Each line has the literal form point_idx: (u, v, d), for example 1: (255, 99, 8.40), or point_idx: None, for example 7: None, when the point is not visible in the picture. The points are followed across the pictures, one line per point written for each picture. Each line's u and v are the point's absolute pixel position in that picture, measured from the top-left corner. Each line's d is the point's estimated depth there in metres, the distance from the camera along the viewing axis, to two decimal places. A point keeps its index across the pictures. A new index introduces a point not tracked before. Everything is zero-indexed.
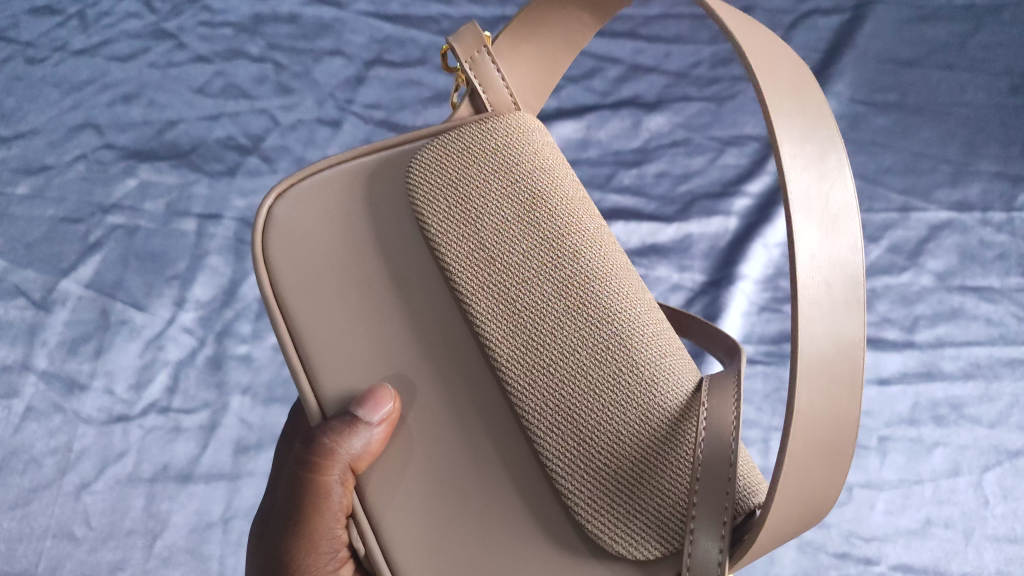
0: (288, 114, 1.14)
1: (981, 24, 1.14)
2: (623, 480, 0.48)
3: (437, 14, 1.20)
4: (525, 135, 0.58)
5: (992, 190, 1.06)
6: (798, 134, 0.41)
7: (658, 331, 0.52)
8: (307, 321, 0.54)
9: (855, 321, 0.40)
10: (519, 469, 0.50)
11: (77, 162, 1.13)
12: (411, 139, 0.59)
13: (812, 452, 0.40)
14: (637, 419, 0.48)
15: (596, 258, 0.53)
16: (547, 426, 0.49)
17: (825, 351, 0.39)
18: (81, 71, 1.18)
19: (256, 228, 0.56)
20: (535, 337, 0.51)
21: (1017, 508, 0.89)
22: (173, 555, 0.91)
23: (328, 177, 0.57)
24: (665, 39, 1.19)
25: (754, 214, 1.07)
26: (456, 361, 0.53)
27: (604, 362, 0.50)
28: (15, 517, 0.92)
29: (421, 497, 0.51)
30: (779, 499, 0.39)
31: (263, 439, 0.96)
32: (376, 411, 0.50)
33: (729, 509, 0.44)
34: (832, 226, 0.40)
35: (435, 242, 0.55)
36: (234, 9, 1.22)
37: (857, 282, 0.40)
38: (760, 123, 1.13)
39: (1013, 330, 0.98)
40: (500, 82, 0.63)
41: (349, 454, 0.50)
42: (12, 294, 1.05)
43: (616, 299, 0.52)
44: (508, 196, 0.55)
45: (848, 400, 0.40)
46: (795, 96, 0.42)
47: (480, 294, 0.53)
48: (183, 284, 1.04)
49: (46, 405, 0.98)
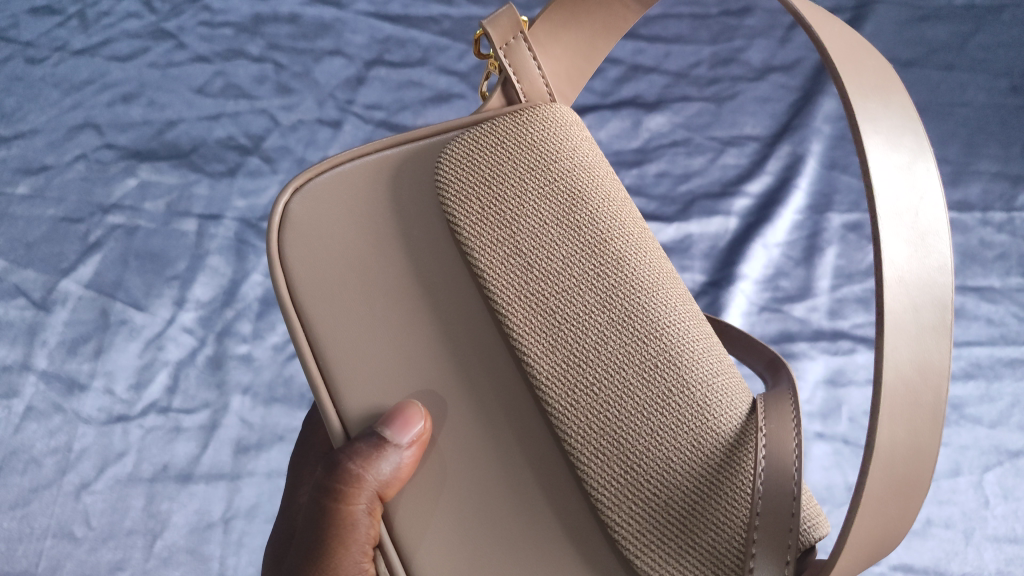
0: (289, 114, 1.14)
1: (981, 24, 1.14)
2: (674, 511, 0.46)
3: (437, 14, 1.20)
4: (563, 137, 0.56)
5: (992, 191, 1.07)
6: (885, 143, 0.40)
7: (707, 347, 0.51)
8: (329, 333, 0.53)
9: (943, 349, 0.38)
10: (559, 494, 0.49)
11: (77, 162, 1.13)
12: (442, 131, 0.58)
13: (889, 490, 0.38)
14: (688, 445, 0.47)
15: (642, 270, 0.52)
16: (593, 451, 0.47)
17: (908, 378, 0.38)
18: (81, 71, 1.18)
19: (272, 225, 0.54)
20: (578, 351, 0.49)
21: (1017, 508, 0.89)
22: (173, 555, 0.91)
23: (349, 179, 0.56)
24: (665, 39, 1.19)
25: (754, 214, 1.07)
26: (489, 373, 0.52)
27: (652, 381, 0.48)
28: (16, 517, 0.92)
29: (458, 524, 0.49)
30: (851, 543, 0.38)
31: (263, 438, 0.96)
32: (405, 432, 0.48)
33: (792, 548, 0.43)
34: (921, 249, 0.39)
35: (467, 245, 0.53)
36: (234, 8, 1.22)
37: (945, 306, 0.38)
38: (760, 123, 1.13)
39: (1014, 330, 0.98)
40: (535, 70, 0.62)
41: (378, 480, 0.49)
42: (12, 294, 1.04)
43: (663, 314, 0.50)
44: (548, 200, 0.53)
45: (929, 434, 0.38)
46: (884, 108, 0.42)
47: (519, 305, 0.51)
48: (183, 284, 1.04)
49: (46, 405, 0.98)
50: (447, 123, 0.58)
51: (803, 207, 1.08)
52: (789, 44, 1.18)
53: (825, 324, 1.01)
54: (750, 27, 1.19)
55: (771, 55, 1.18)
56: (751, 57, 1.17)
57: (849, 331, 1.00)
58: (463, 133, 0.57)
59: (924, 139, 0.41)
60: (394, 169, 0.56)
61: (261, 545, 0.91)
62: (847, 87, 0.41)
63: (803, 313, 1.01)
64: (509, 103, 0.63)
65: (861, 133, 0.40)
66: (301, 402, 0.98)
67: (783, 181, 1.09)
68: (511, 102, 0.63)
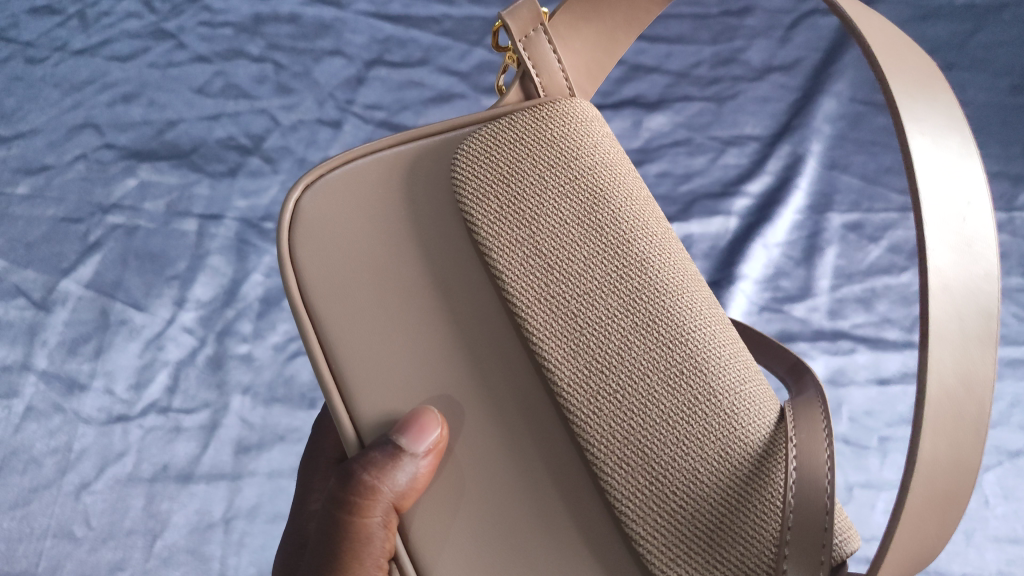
0: (289, 114, 1.14)
1: (981, 24, 1.14)
2: (703, 524, 0.46)
3: (437, 14, 1.20)
4: (584, 135, 0.56)
5: (992, 191, 1.07)
6: (930, 142, 0.40)
7: (734, 352, 0.51)
8: (341, 336, 0.53)
9: (988, 359, 0.38)
10: (580, 502, 0.49)
11: (77, 162, 1.13)
12: (458, 127, 0.58)
13: (930, 504, 0.38)
14: (716, 455, 0.47)
15: (666, 274, 0.52)
16: (618, 460, 0.47)
17: (953, 389, 0.37)
18: (82, 71, 1.18)
19: (282, 224, 0.54)
20: (602, 357, 0.49)
21: (1018, 508, 0.89)
22: (173, 555, 0.91)
23: (362, 177, 0.56)
24: (666, 39, 1.19)
25: (754, 214, 1.08)
26: (508, 379, 0.52)
27: (679, 387, 0.48)
28: (16, 517, 0.92)
29: (477, 533, 0.49)
30: (891, 558, 0.38)
31: (264, 438, 0.96)
32: (421, 441, 0.48)
33: (825, 563, 0.44)
34: (966, 260, 0.39)
35: (486, 247, 0.53)
36: (234, 8, 1.22)
37: (991, 314, 0.38)
38: (760, 123, 1.13)
39: (1014, 330, 0.99)
40: (555, 65, 0.62)
41: (394, 491, 0.49)
42: (12, 294, 1.04)
43: (688, 319, 0.50)
44: (570, 201, 0.53)
45: (972, 447, 0.38)
46: (929, 108, 0.42)
47: (541, 309, 0.51)
48: (183, 284, 1.04)
49: (46, 405, 0.98)
50: (462, 118, 0.58)
51: (803, 207, 1.08)
52: (789, 44, 1.18)
53: (825, 324, 1.01)
54: (751, 28, 1.19)
55: (771, 54, 1.18)
56: (751, 57, 1.17)
57: (849, 331, 1.00)
58: (479, 129, 0.57)
59: (969, 140, 0.42)
60: (410, 166, 0.56)
61: (262, 545, 0.91)
62: (891, 86, 0.42)
63: (803, 313, 1.02)
64: (527, 97, 0.62)
65: (905, 133, 0.40)
66: (302, 402, 0.98)
67: (783, 181, 1.09)
68: (529, 96, 0.62)
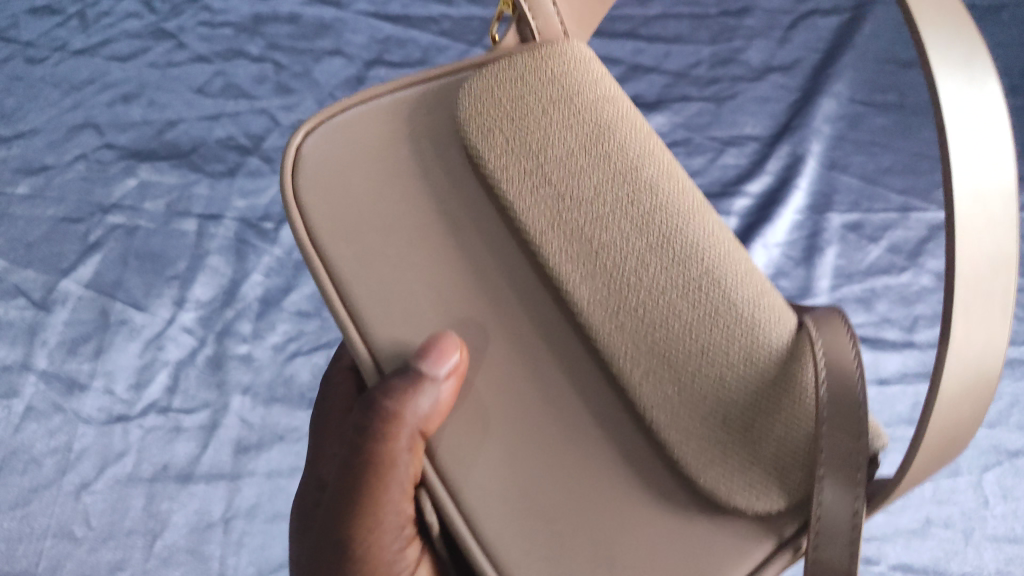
0: (288, 114, 1.14)
1: (979, 24, 1.17)
2: (729, 429, 0.46)
3: (437, 14, 1.21)
4: (584, 69, 0.56)
5: None
6: (955, 76, 0.37)
7: (747, 265, 0.51)
8: (355, 273, 0.52)
9: (1007, 299, 0.37)
10: (603, 422, 0.48)
11: (77, 162, 1.12)
12: (457, 70, 0.58)
13: (945, 437, 0.39)
14: (737, 364, 0.47)
15: (675, 196, 0.52)
16: (643, 374, 0.48)
17: (972, 336, 0.37)
18: (82, 71, 1.18)
19: (288, 171, 0.55)
20: (619, 279, 0.49)
21: (1017, 508, 0.89)
22: (173, 555, 0.91)
23: (365, 119, 0.56)
24: (665, 39, 1.19)
25: (754, 214, 1.08)
26: (525, 308, 0.52)
27: (696, 301, 0.48)
28: (15, 517, 0.92)
29: (506, 450, 0.49)
30: (923, 448, 0.39)
31: (263, 438, 0.96)
32: (442, 363, 0.48)
33: (864, 465, 0.41)
34: (987, 216, 0.37)
35: (497, 180, 0.53)
36: (234, 9, 1.23)
37: (1012, 255, 0.37)
38: (759, 123, 1.14)
39: (1014, 330, 0.99)
40: (550, 9, 0.61)
41: (419, 412, 0.48)
42: (12, 295, 1.04)
43: (699, 237, 0.50)
44: (576, 130, 0.53)
45: (985, 385, 0.39)
46: (946, 26, 0.38)
47: (556, 235, 0.51)
48: (183, 284, 1.04)
49: (46, 405, 0.98)
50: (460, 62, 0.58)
51: (802, 207, 1.08)
52: (788, 44, 1.19)
53: None
54: (749, 28, 1.20)
55: (770, 55, 1.18)
56: (750, 57, 1.18)
57: None
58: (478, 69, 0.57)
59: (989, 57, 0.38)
60: (415, 110, 0.56)
61: (262, 545, 0.91)
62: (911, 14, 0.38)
63: None
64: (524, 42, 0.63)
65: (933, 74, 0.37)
66: (302, 401, 0.98)
67: (784, 181, 1.10)
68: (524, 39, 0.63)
